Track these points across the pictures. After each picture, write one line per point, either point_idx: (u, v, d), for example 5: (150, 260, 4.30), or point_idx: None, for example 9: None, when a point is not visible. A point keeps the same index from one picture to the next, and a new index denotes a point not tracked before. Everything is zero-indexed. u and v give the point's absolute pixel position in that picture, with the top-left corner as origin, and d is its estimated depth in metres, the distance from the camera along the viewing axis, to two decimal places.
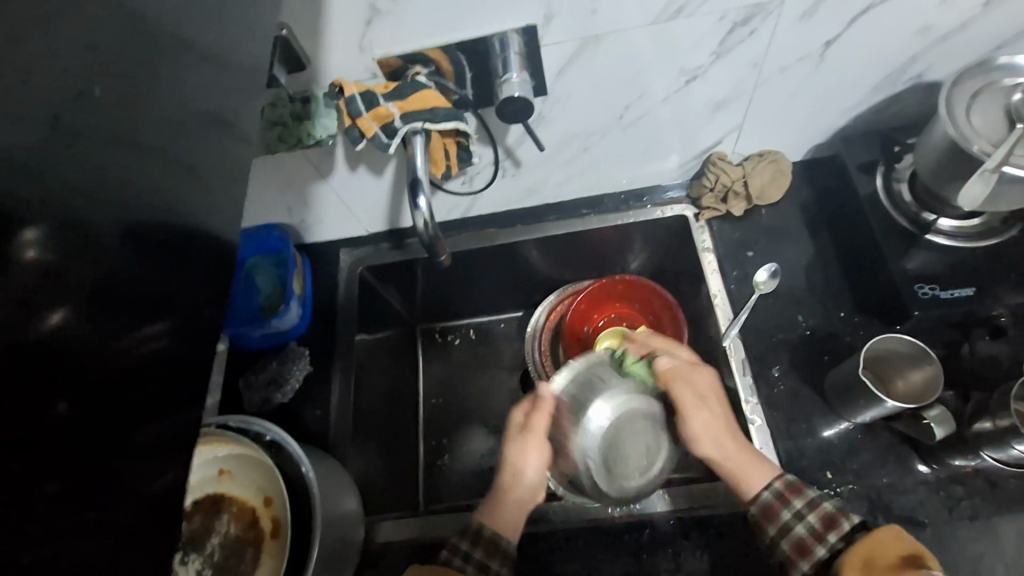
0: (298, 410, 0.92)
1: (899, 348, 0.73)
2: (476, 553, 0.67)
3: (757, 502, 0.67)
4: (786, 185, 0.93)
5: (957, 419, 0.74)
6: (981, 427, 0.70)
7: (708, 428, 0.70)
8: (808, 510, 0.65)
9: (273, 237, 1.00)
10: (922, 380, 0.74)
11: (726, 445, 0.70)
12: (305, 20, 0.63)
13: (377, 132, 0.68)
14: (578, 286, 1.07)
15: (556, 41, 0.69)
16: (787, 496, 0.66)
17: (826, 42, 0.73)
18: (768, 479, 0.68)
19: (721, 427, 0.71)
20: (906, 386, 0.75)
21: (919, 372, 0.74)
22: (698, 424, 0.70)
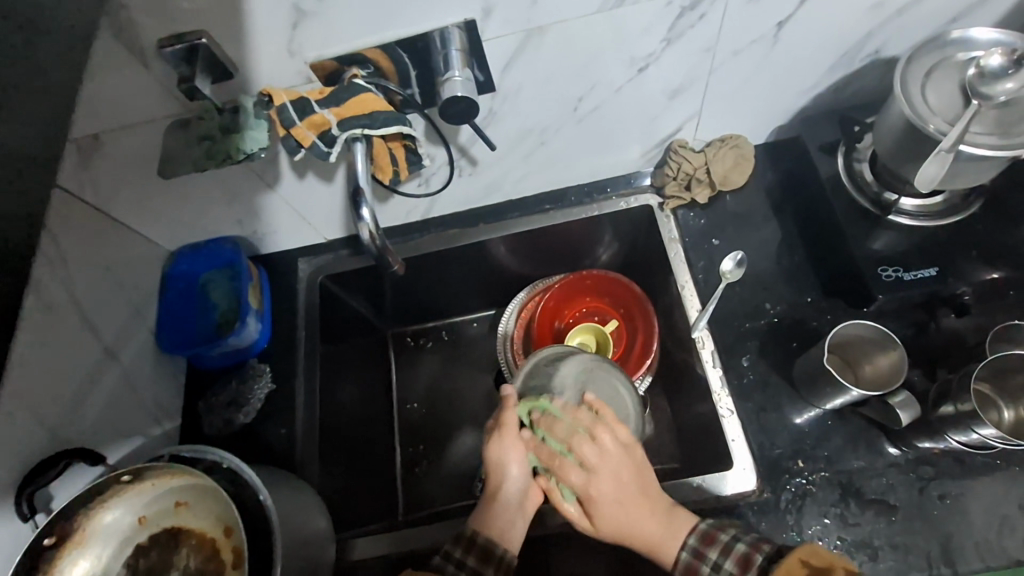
0: (262, 429, 0.89)
1: (864, 333, 0.72)
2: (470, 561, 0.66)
3: (679, 565, 0.67)
4: (748, 170, 0.91)
5: (925, 402, 0.74)
6: (945, 411, 0.69)
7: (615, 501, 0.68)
8: (723, 559, 0.65)
9: (225, 250, 0.96)
10: (888, 365, 0.72)
11: (634, 514, 0.68)
12: (227, 26, 0.59)
13: (315, 141, 0.65)
14: (548, 281, 1.05)
15: (498, 34, 0.66)
16: (702, 550, 0.66)
17: (778, 23, 0.71)
18: (683, 536, 0.68)
19: (623, 499, 0.68)
20: (873, 371, 0.74)
21: (885, 356, 0.73)
22: (601, 486, 0.67)
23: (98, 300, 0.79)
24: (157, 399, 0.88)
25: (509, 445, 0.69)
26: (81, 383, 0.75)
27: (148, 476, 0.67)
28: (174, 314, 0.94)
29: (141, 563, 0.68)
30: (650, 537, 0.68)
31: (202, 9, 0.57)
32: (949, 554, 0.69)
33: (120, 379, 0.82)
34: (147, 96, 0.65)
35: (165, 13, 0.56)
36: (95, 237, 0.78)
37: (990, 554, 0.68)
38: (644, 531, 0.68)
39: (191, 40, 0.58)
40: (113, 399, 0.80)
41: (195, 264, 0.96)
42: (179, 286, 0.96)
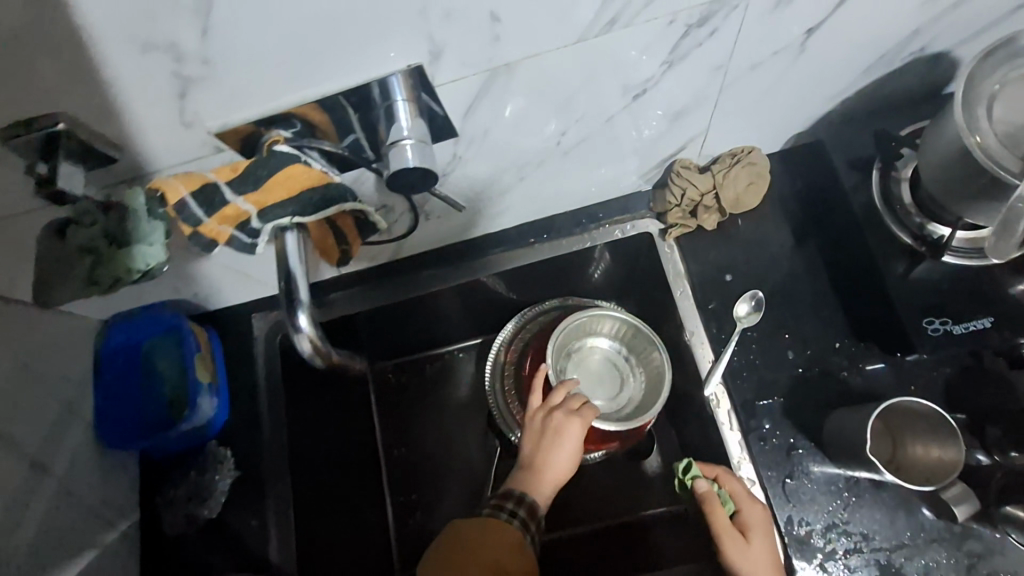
0: (231, 521, 0.81)
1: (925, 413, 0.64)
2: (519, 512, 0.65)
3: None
4: (763, 191, 0.78)
5: (985, 488, 0.66)
6: (1012, 513, 0.62)
7: (758, 559, 0.62)
8: None
9: (163, 320, 0.84)
10: (941, 458, 0.64)
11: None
12: (92, 107, 0.44)
13: (234, 235, 0.51)
14: (538, 308, 0.88)
15: (455, 78, 0.51)
16: None
17: (807, 30, 0.56)
18: None
19: (770, 562, 0.63)
20: (924, 456, 0.65)
21: (938, 447, 0.64)
22: (757, 546, 0.63)
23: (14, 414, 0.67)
24: (106, 500, 0.78)
25: (565, 420, 0.70)
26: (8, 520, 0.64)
27: None
28: (114, 396, 0.83)
29: None
30: None
31: (49, 90, 0.42)
32: None
33: (58, 495, 0.71)
34: None
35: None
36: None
37: None
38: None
39: (44, 129, 0.43)
40: (51, 522, 0.69)
41: (131, 336, 0.84)
42: (117, 363, 0.83)
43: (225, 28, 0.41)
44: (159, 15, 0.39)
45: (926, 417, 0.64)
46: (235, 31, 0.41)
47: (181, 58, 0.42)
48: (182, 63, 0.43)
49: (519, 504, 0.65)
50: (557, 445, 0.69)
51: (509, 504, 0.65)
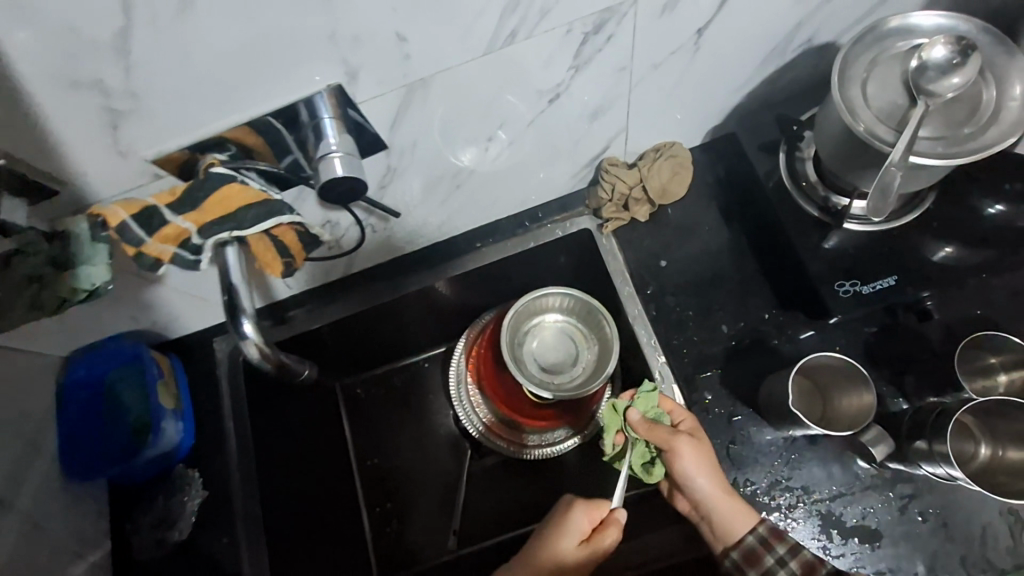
0: (200, 541, 0.82)
1: (836, 366, 0.70)
2: None
3: (740, 547, 0.66)
4: (688, 179, 0.84)
5: (897, 429, 0.71)
6: (920, 447, 0.67)
7: (706, 456, 0.67)
8: (790, 556, 0.65)
9: (123, 349, 0.85)
10: (860, 405, 0.70)
11: (718, 481, 0.67)
12: (29, 141, 0.47)
13: (177, 253, 0.54)
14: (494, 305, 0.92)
15: (375, 94, 0.56)
16: (771, 541, 0.65)
17: (697, 30, 0.62)
18: (750, 526, 0.66)
19: (712, 460, 0.68)
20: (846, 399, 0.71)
21: (857, 395, 0.70)
22: (706, 450, 0.67)
23: None
24: (75, 533, 0.78)
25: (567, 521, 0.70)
26: None
27: None
28: (75, 432, 0.83)
29: None
30: (726, 517, 0.66)
31: None
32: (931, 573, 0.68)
33: (21, 527, 0.71)
34: None
35: None
36: None
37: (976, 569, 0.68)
38: (731, 505, 0.66)
39: None
40: (18, 556, 0.70)
41: (92, 368, 0.85)
42: (79, 396, 0.85)
43: (147, 62, 0.45)
44: (82, 55, 0.43)
45: (843, 369, 0.71)
46: (159, 65, 0.45)
47: (109, 93, 0.46)
48: (110, 98, 0.46)
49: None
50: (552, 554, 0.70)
51: None
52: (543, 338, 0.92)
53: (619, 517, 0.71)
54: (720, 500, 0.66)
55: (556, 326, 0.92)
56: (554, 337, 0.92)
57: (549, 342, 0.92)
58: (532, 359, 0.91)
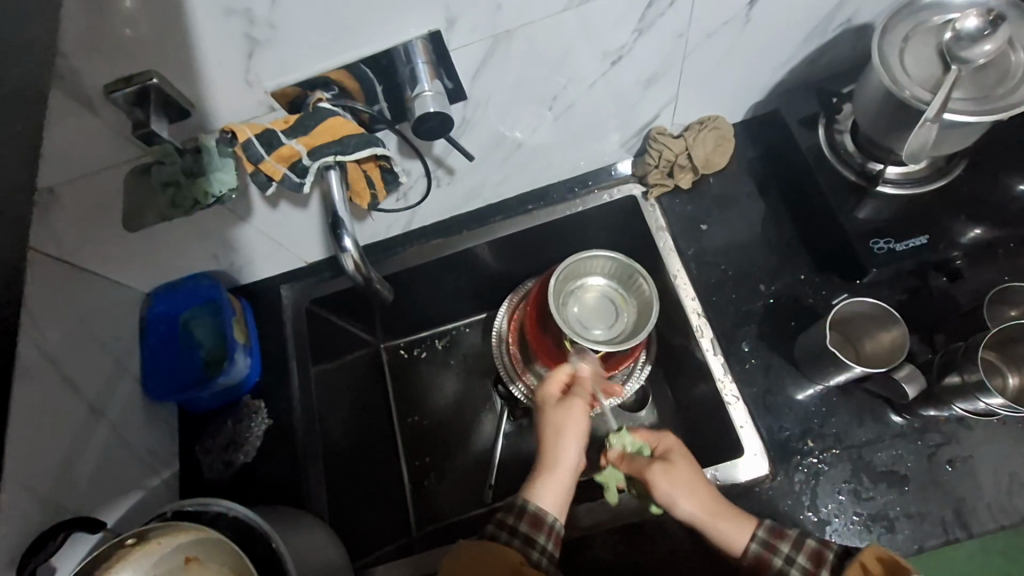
0: (262, 468, 0.88)
1: (870, 312, 0.74)
2: (522, 527, 0.74)
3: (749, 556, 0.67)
4: (730, 151, 0.90)
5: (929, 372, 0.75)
6: (952, 382, 0.71)
7: (681, 484, 0.70)
8: (796, 553, 0.66)
9: (202, 287, 0.93)
10: (891, 340, 0.75)
11: (701, 502, 0.69)
12: (179, 65, 0.56)
13: (286, 173, 0.62)
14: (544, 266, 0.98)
15: (465, 43, 0.63)
16: (773, 542, 0.67)
17: (749, 2, 0.69)
18: (751, 532, 0.68)
19: (694, 478, 0.71)
20: (875, 347, 0.77)
21: (888, 333, 0.75)
22: (681, 472, 0.71)
23: (75, 357, 0.75)
24: (151, 449, 0.86)
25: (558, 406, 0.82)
26: (71, 445, 0.72)
27: (153, 535, 0.65)
28: (155, 363, 0.90)
29: None
30: (724, 531, 0.68)
31: (147, 48, 0.53)
32: (959, 516, 0.71)
33: (109, 434, 0.79)
34: (99, 144, 0.61)
35: (110, 58, 0.52)
36: (65, 293, 0.74)
37: (1002, 514, 0.71)
38: (723, 519, 0.68)
39: (139, 83, 0.54)
40: (108, 460, 0.78)
41: (172, 305, 0.92)
42: (159, 331, 0.92)
43: None
44: None
45: (876, 318, 0.75)
46: None
47: (253, 22, 0.54)
48: (252, 27, 0.55)
49: (523, 514, 0.74)
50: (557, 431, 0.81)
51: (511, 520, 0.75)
52: (586, 301, 0.98)
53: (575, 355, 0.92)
54: (709, 517, 0.69)
55: (599, 290, 0.98)
56: (597, 300, 0.98)
57: (593, 304, 0.98)
58: (575, 318, 0.97)
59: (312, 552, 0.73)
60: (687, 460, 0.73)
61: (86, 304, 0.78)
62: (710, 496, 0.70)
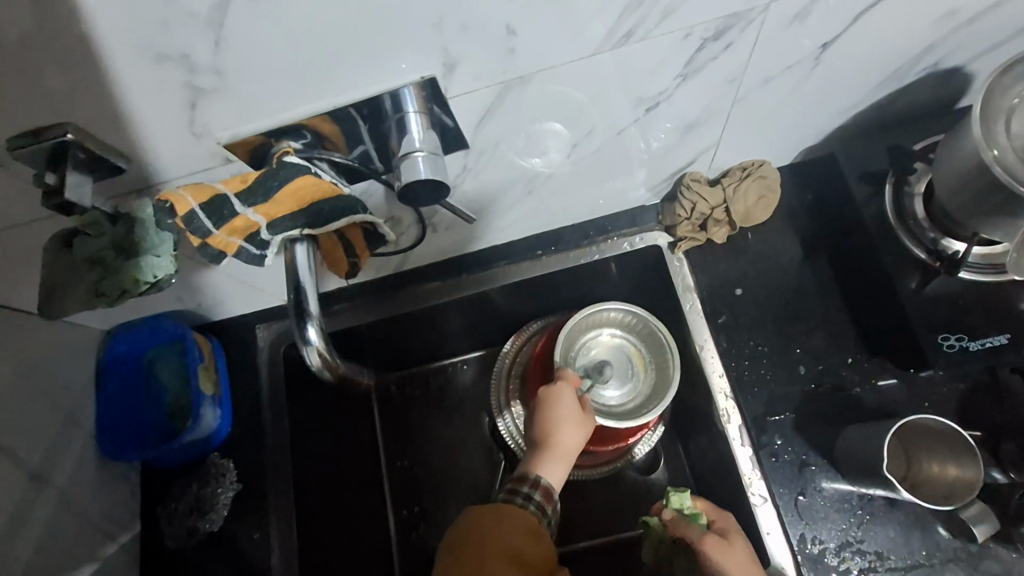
0: (231, 535, 0.80)
1: (947, 435, 0.65)
2: (536, 496, 0.71)
3: None
4: (774, 204, 0.77)
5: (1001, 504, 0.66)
6: None
7: (737, 564, 0.63)
8: None
9: (166, 327, 0.82)
10: (955, 477, 0.66)
11: None
12: (101, 115, 0.44)
13: (244, 245, 0.52)
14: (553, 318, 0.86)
15: (469, 90, 0.51)
16: None
17: (822, 44, 0.56)
18: None
19: (750, 565, 0.63)
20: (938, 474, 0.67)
21: (956, 467, 0.66)
22: (738, 550, 0.64)
23: (11, 422, 0.66)
24: (106, 512, 0.77)
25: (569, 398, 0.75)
26: (4, 528, 0.63)
27: None
28: (111, 412, 0.81)
29: None
30: None
31: (55, 98, 0.41)
32: None
33: (55, 502, 0.70)
34: (13, 199, 0.49)
35: (6, 112, 0.41)
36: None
37: None
38: None
39: (50, 138, 0.43)
40: (52, 534, 0.69)
41: (133, 345, 0.82)
42: (119, 374, 0.82)
43: (238, 39, 0.41)
44: (170, 25, 0.39)
45: (943, 437, 0.66)
46: (251, 43, 0.41)
47: (194, 69, 0.42)
48: (194, 74, 0.43)
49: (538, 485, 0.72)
50: (567, 419, 0.74)
51: (524, 489, 0.71)
52: (599, 353, 0.86)
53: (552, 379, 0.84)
54: None
55: (613, 343, 0.86)
56: (611, 355, 0.86)
57: (605, 358, 0.86)
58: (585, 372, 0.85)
59: None
60: (745, 544, 0.66)
61: (25, 359, 0.68)
62: None
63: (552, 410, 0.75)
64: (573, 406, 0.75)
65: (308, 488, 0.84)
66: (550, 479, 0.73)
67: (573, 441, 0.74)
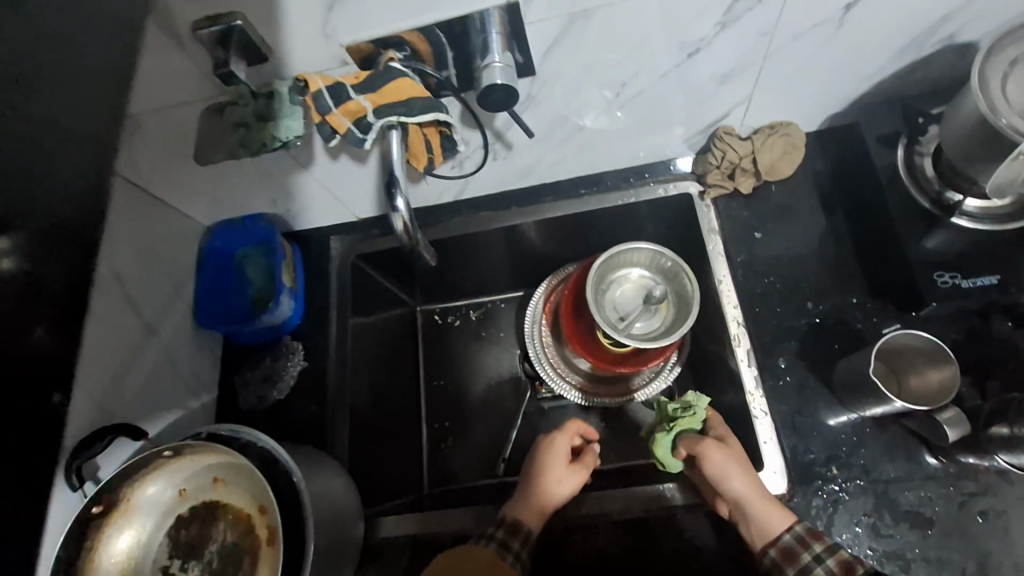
0: (293, 407, 0.93)
1: (919, 347, 0.72)
2: (499, 534, 0.78)
3: (778, 544, 0.67)
4: (798, 160, 0.87)
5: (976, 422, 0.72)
6: (997, 432, 0.68)
7: (733, 457, 0.72)
8: (827, 556, 0.65)
9: (258, 228, 0.97)
10: (938, 379, 0.72)
11: (750, 478, 0.71)
12: (260, 8, 0.57)
13: (351, 128, 0.66)
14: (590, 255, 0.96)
15: (542, 18, 0.63)
16: (808, 539, 0.67)
17: (845, 5, 0.65)
18: (786, 524, 0.68)
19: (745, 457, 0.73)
20: (922, 385, 0.74)
21: (936, 371, 0.73)
22: (736, 449, 0.73)
23: (137, 278, 0.80)
24: (195, 373, 0.92)
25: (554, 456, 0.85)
26: (124, 358, 0.77)
27: (189, 452, 0.71)
28: (206, 292, 0.95)
29: (183, 533, 0.72)
30: (763, 512, 0.69)
31: None
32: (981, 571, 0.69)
33: (160, 353, 0.84)
34: (181, 78, 0.64)
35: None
36: (135, 218, 0.79)
37: None
38: (768, 501, 0.69)
39: (224, 23, 0.57)
40: (156, 377, 0.84)
41: (230, 239, 0.97)
42: (217, 262, 0.97)
43: None
44: None
45: (926, 352, 0.73)
46: None
47: None
48: None
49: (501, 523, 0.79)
50: (549, 470, 0.84)
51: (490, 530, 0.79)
52: (626, 293, 0.96)
53: (583, 312, 0.95)
54: (754, 495, 0.70)
55: (639, 283, 0.96)
56: (635, 294, 0.96)
57: (630, 296, 0.96)
58: (611, 306, 0.95)
59: (327, 490, 0.77)
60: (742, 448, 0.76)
61: (151, 231, 0.83)
62: (756, 476, 0.72)
63: (540, 462, 0.85)
64: (559, 463, 0.85)
65: (360, 378, 0.96)
66: (518, 517, 0.80)
67: (550, 490, 0.82)
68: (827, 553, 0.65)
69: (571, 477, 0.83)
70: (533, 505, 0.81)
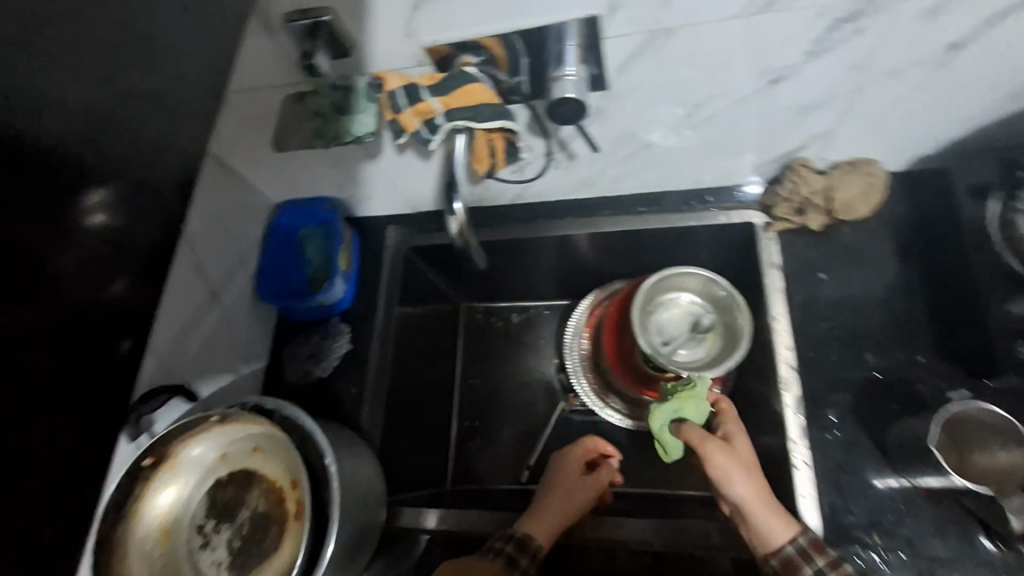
0: (333, 386, 0.96)
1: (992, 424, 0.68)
2: (510, 543, 0.79)
3: (779, 555, 0.67)
4: (877, 201, 0.81)
5: None
6: None
7: (737, 460, 0.74)
8: (828, 569, 0.65)
9: (321, 210, 1.00)
10: (1006, 461, 0.68)
11: (754, 486, 0.72)
12: (350, 4, 0.60)
13: (419, 128, 0.68)
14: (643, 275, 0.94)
15: (622, 33, 0.62)
16: (809, 552, 0.66)
17: (950, 43, 0.61)
18: (790, 534, 0.68)
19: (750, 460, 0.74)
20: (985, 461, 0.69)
21: (1005, 452, 0.68)
22: (740, 451, 0.75)
23: (207, 245, 0.85)
24: (247, 341, 0.96)
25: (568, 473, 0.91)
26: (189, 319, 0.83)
27: (234, 419, 0.74)
28: (266, 265, 1.00)
29: (220, 494, 0.75)
30: (767, 521, 0.69)
31: None
32: None
33: (220, 319, 0.90)
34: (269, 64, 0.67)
35: None
36: (212, 192, 0.84)
37: None
38: (771, 509, 0.69)
39: (314, 17, 0.59)
40: (214, 340, 0.89)
41: (295, 218, 1.01)
42: (280, 238, 1.01)
43: None
44: None
45: (993, 427, 0.69)
46: None
47: None
48: None
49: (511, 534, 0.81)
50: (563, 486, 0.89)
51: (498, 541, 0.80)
52: (672, 317, 0.93)
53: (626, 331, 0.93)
54: (755, 501, 0.70)
55: (688, 308, 0.93)
56: (682, 320, 0.93)
57: (676, 321, 0.93)
58: (656, 329, 0.92)
59: (355, 472, 0.79)
60: (748, 452, 0.77)
61: (225, 202, 0.88)
62: (759, 481, 0.73)
63: (553, 479, 0.91)
64: (573, 478, 0.91)
65: (399, 367, 0.99)
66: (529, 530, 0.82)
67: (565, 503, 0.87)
68: (829, 568, 0.65)
69: (587, 491, 0.89)
70: (544, 523, 0.84)
